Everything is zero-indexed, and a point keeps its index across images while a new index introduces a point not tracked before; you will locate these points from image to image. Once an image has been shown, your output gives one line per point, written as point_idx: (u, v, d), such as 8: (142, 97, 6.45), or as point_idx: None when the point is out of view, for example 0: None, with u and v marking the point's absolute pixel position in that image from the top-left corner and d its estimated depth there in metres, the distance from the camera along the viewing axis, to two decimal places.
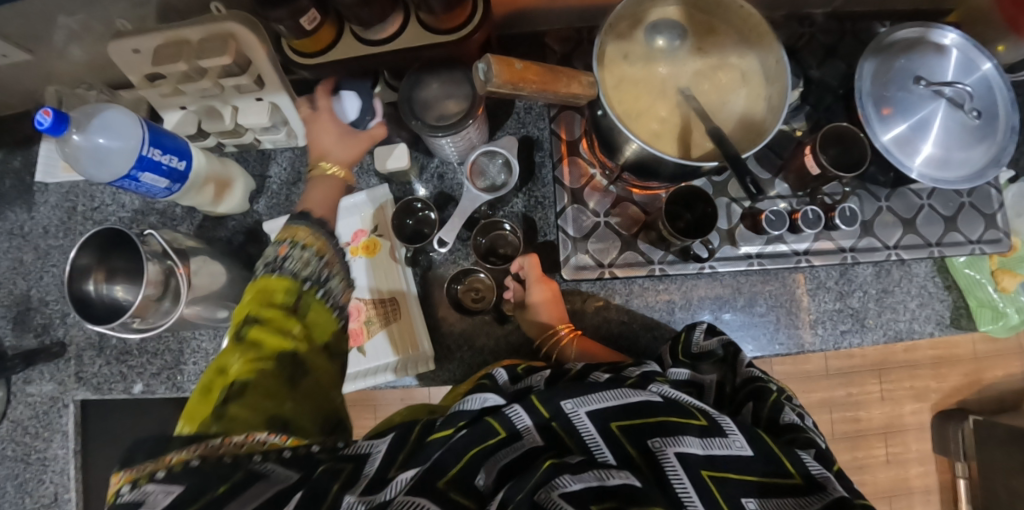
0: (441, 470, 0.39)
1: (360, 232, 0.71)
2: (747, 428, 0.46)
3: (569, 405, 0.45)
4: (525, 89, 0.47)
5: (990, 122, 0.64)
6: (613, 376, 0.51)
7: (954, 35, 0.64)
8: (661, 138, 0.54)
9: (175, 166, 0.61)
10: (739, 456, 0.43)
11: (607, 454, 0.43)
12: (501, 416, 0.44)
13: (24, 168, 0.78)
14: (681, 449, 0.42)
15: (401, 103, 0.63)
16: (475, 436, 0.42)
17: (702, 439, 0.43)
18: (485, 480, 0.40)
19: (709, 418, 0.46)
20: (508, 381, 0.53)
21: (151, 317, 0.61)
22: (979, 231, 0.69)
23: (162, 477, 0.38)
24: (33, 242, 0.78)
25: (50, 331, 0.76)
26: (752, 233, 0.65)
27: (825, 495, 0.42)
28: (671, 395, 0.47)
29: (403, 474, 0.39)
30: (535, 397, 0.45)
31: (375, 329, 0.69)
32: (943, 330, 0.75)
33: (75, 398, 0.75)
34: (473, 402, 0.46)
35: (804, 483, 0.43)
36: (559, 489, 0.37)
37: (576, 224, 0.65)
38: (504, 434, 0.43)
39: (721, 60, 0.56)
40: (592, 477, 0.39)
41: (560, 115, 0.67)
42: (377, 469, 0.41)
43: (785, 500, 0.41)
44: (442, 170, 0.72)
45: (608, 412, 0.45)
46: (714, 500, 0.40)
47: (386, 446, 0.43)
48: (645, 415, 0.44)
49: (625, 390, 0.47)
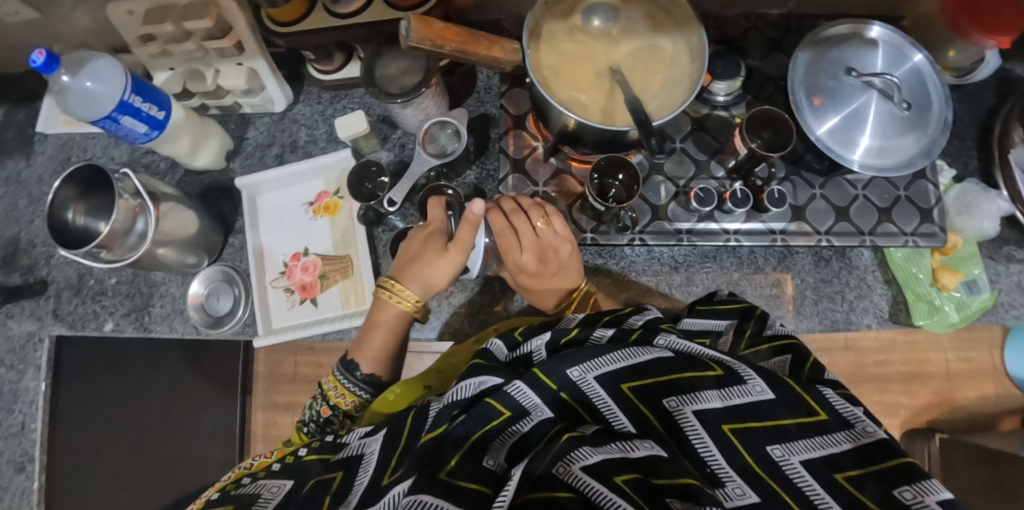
0: (440, 463, 0.39)
1: (323, 193, 0.78)
2: (767, 370, 0.43)
3: (576, 373, 0.44)
4: (445, 46, 0.56)
5: (922, 114, 0.67)
6: (616, 336, 0.48)
7: (881, 29, 0.68)
8: (590, 107, 0.58)
9: (154, 114, 0.67)
10: (761, 403, 0.42)
11: (623, 419, 0.43)
12: (502, 395, 0.43)
13: (27, 121, 0.85)
14: (698, 407, 0.42)
15: (362, 71, 0.68)
16: (476, 421, 0.41)
17: (720, 391, 0.42)
18: (493, 462, 0.41)
19: (726, 365, 0.44)
20: (507, 354, 0.50)
21: (117, 249, 0.67)
22: (913, 224, 0.71)
23: (218, 496, 0.47)
24: (28, 189, 0.84)
25: (35, 271, 0.82)
26: (684, 210, 0.69)
27: (855, 433, 0.40)
28: (681, 347, 0.46)
29: (400, 484, 0.40)
30: (539, 370, 0.44)
31: (330, 283, 0.75)
32: (882, 323, 0.76)
33: (51, 333, 0.81)
34: (469, 387, 0.44)
35: (833, 421, 0.41)
36: (579, 462, 0.38)
37: (517, 191, 0.68)
38: (508, 413, 0.42)
39: (652, 42, 0.60)
40: (614, 450, 0.39)
41: (510, 92, 0.71)
42: (371, 475, 0.43)
43: (812, 442, 0.40)
44: (404, 141, 0.77)
45: (617, 375, 0.43)
46: (736, 453, 0.40)
47: (379, 446, 0.45)
48: (655, 374, 0.44)
49: (631, 349, 0.45)
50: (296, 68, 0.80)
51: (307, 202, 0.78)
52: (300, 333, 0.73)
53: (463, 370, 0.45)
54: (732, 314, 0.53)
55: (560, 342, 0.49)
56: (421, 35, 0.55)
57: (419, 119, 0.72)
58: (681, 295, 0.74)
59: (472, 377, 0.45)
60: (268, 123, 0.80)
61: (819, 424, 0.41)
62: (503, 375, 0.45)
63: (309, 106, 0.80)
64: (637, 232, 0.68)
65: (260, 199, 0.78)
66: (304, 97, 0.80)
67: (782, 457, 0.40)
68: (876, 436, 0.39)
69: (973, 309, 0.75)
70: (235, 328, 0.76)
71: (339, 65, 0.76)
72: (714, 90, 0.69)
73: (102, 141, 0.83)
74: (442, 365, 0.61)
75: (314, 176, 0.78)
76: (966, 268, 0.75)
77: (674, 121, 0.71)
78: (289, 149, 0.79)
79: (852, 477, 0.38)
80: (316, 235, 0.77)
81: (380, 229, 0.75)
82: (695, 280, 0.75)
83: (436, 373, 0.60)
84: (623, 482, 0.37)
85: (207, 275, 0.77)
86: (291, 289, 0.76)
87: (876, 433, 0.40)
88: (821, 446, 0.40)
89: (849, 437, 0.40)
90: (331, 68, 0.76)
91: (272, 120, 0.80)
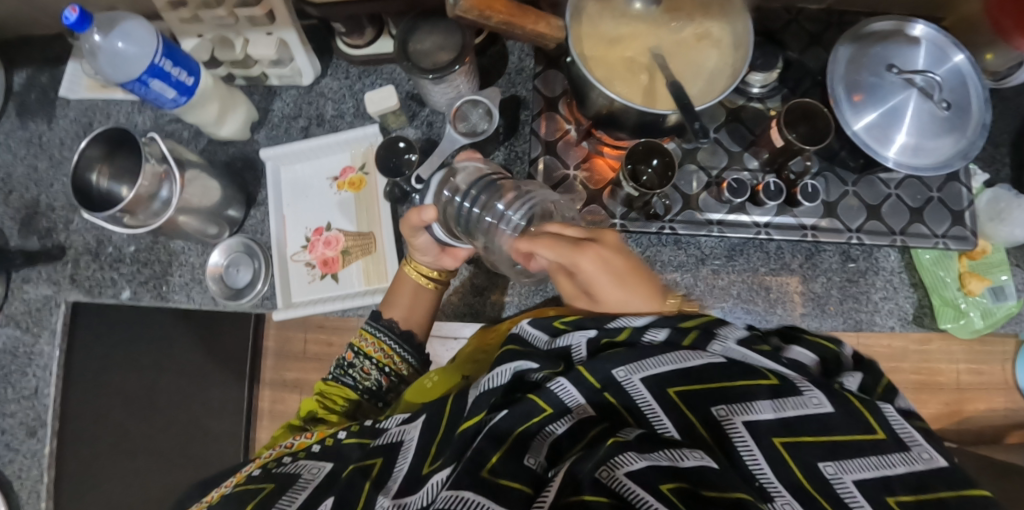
0: (482, 460, 0.40)
1: (348, 168, 0.77)
2: (824, 383, 0.43)
3: (622, 373, 0.44)
4: (492, 18, 0.55)
5: (961, 115, 0.66)
6: (668, 340, 0.46)
7: (925, 27, 0.67)
8: (629, 90, 0.57)
9: (183, 79, 0.66)
10: (816, 416, 0.41)
11: (666, 424, 0.43)
12: (546, 392, 0.44)
13: (50, 84, 0.84)
14: (750, 418, 0.41)
15: (396, 45, 0.67)
16: (518, 417, 0.42)
17: (773, 401, 0.42)
18: (534, 461, 0.41)
19: (781, 375, 0.43)
20: (548, 343, 0.50)
21: (141, 215, 0.66)
22: (945, 226, 0.70)
23: (260, 475, 0.49)
24: (49, 152, 0.84)
25: (53, 236, 0.82)
26: (716, 202, 0.68)
27: (910, 456, 0.38)
28: (736, 355, 0.45)
29: (440, 474, 0.42)
30: (582, 368, 0.44)
31: (351, 259, 0.74)
32: (904, 326, 0.75)
33: (67, 299, 0.81)
34: (504, 375, 0.46)
35: (889, 441, 0.39)
36: (622, 468, 0.38)
37: (547, 174, 0.68)
38: (550, 410, 0.43)
39: (697, 30, 0.59)
40: (661, 457, 0.39)
41: (544, 73, 0.70)
42: (411, 461, 0.45)
43: (866, 461, 0.39)
44: (432, 119, 0.76)
45: (664, 378, 0.44)
46: (786, 468, 0.39)
47: (418, 433, 0.47)
48: (704, 382, 0.43)
49: (684, 352, 0.45)
50: (324, 41, 0.79)
51: (332, 176, 0.77)
52: (319, 308, 0.72)
53: (500, 357, 0.48)
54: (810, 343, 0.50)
55: (603, 342, 0.48)
56: (469, 5, 0.54)
57: (449, 97, 0.71)
58: (705, 288, 0.74)
59: (508, 363, 0.47)
60: (294, 96, 0.79)
61: (875, 442, 0.39)
62: (540, 361, 0.47)
63: (336, 80, 0.79)
64: (667, 221, 0.67)
65: (283, 172, 0.78)
66: (332, 70, 0.79)
67: (833, 475, 0.39)
68: (932, 463, 0.38)
69: (997, 317, 0.74)
70: (253, 301, 0.76)
71: (368, 40, 0.75)
72: (750, 81, 0.69)
73: (126, 107, 0.83)
74: (477, 355, 0.65)
75: (340, 151, 0.78)
76: (994, 274, 0.74)
77: (709, 110, 0.70)
78: (315, 123, 0.79)
79: (905, 503, 0.37)
80: (338, 210, 0.76)
81: (405, 207, 0.74)
82: (719, 274, 0.74)
83: (472, 363, 0.64)
84: (669, 490, 0.37)
85: (227, 246, 0.77)
86: (312, 264, 0.75)
87: (933, 460, 0.38)
88: (876, 467, 0.39)
89: (904, 459, 0.39)
90: (361, 43, 0.75)
91: (299, 93, 0.79)
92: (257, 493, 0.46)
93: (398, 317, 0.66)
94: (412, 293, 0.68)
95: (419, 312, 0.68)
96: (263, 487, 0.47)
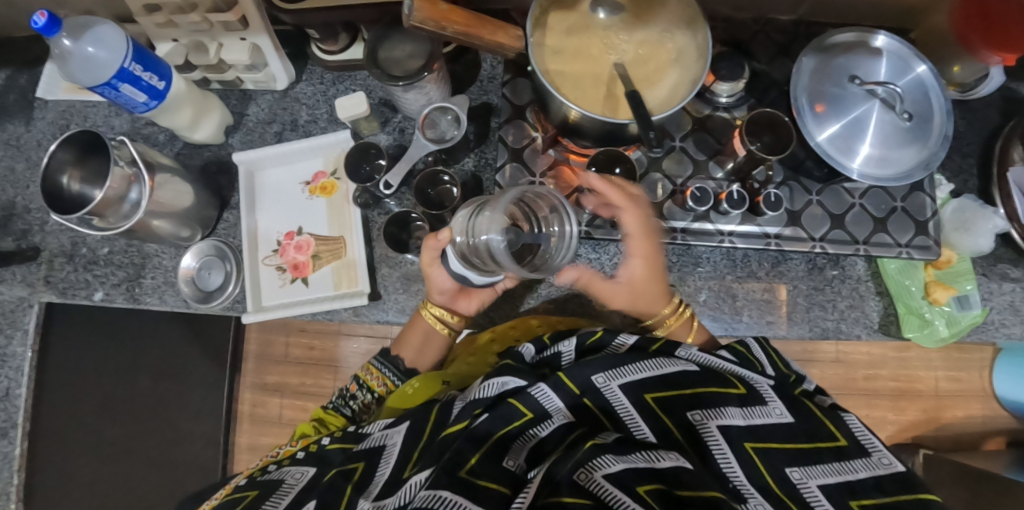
0: (461, 461, 0.44)
1: (321, 173, 0.78)
2: (788, 396, 0.51)
3: (601, 379, 0.51)
4: (448, 27, 0.56)
5: (923, 126, 0.67)
6: (636, 345, 0.56)
7: (889, 39, 0.68)
8: (591, 98, 0.58)
9: (154, 84, 0.67)
10: (780, 423, 0.49)
11: (643, 428, 0.50)
12: (528, 398, 0.49)
13: (29, 85, 0.85)
14: (722, 422, 0.48)
15: (366, 53, 0.68)
16: (497, 421, 0.47)
17: (742, 410, 0.50)
18: (513, 463, 0.46)
19: (748, 385, 0.51)
20: (534, 356, 0.56)
21: (111, 217, 0.67)
22: (909, 235, 0.71)
23: (243, 481, 0.53)
24: (26, 153, 0.84)
25: (28, 237, 0.82)
26: (680, 209, 0.69)
27: (872, 462, 0.47)
28: (701, 359, 0.54)
29: (418, 476, 0.46)
30: (562, 375, 0.51)
31: (322, 263, 0.75)
32: (871, 334, 0.75)
33: (41, 300, 0.81)
34: (492, 387, 0.50)
35: (851, 447, 0.49)
36: (600, 470, 0.43)
37: (513, 181, 0.68)
38: (530, 414, 0.49)
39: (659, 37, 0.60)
40: (639, 459, 0.45)
41: (513, 81, 0.71)
42: (392, 467, 0.50)
43: (829, 467, 0.47)
44: (404, 125, 0.77)
45: (642, 385, 0.51)
46: (757, 471, 0.47)
47: (402, 438, 0.52)
48: (680, 388, 0.51)
49: (660, 360, 0.53)
50: (299, 47, 0.80)
51: (304, 181, 0.78)
52: (291, 312, 0.72)
53: (494, 369, 0.52)
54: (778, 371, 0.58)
55: (586, 344, 0.57)
56: (425, 16, 0.55)
57: (420, 104, 0.72)
58: None
59: (496, 377, 0.51)
60: (269, 101, 0.80)
61: (838, 449, 0.48)
62: (526, 378, 0.52)
63: (311, 85, 0.80)
64: None
65: (258, 175, 0.78)
66: (307, 76, 0.80)
67: (800, 480, 0.47)
68: (891, 467, 0.47)
69: (963, 326, 0.75)
70: (224, 305, 0.76)
71: (343, 47, 0.76)
72: (717, 91, 0.69)
73: (103, 109, 0.83)
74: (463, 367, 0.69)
75: (312, 156, 0.78)
76: (959, 283, 0.75)
77: (675, 119, 0.71)
78: (289, 128, 0.79)
79: (866, 505, 0.45)
80: (311, 215, 0.77)
81: (376, 212, 0.75)
82: (686, 281, 0.75)
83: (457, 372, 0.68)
84: (645, 492, 0.42)
85: (199, 250, 0.77)
86: (283, 268, 0.75)
87: (892, 464, 0.47)
88: (838, 472, 0.47)
89: (866, 464, 0.47)
90: (336, 49, 0.76)
91: (274, 98, 0.80)
92: (240, 500, 0.49)
93: (405, 357, 0.70)
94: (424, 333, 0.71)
95: (429, 353, 0.72)
96: (247, 494, 0.50)
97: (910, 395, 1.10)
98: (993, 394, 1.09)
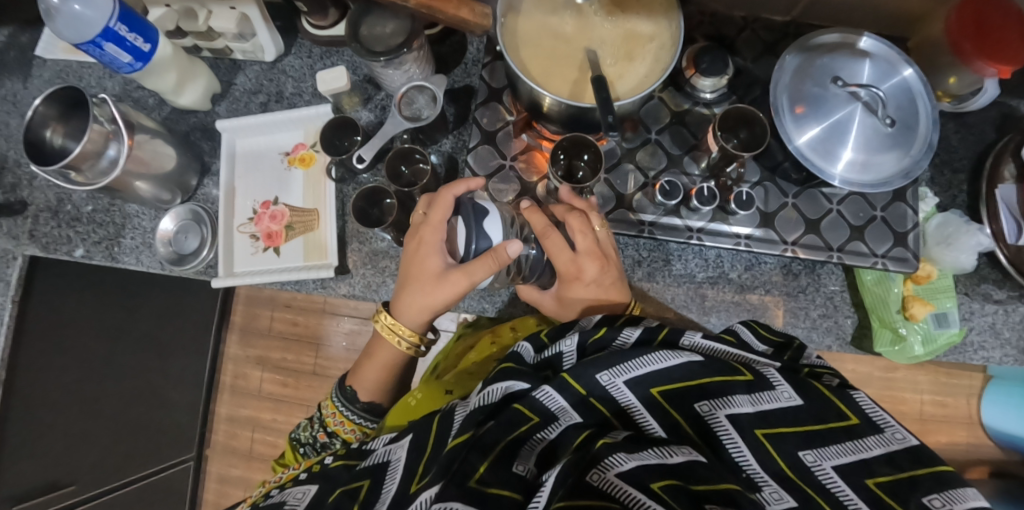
0: (469, 471, 0.44)
1: (300, 145, 0.78)
2: (796, 380, 0.49)
3: (605, 377, 0.49)
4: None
5: (907, 133, 0.66)
6: (641, 338, 0.53)
7: (877, 42, 0.67)
8: (559, 82, 0.58)
9: (139, 45, 0.68)
10: (789, 408, 0.47)
11: (653, 424, 0.48)
12: (532, 402, 0.49)
13: (29, 44, 0.87)
14: (731, 412, 0.47)
15: (347, 26, 0.68)
16: (504, 429, 0.47)
17: (750, 396, 0.48)
18: (523, 468, 0.46)
19: (755, 371, 0.49)
20: (533, 357, 0.55)
21: (87, 172, 0.68)
22: (885, 246, 0.69)
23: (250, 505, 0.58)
24: (21, 109, 0.86)
25: (16, 191, 0.82)
26: (649, 203, 0.68)
27: (885, 438, 0.45)
28: (704, 348, 0.52)
29: (428, 491, 0.45)
30: (567, 375, 0.50)
31: (294, 234, 0.75)
32: (841, 346, 0.74)
33: (24, 253, 0.79)
34: (497, 391, 0.50)
35: (863, 425, 0.47)
36: (614, 469, 0.43)
37: (484, 163, 0.68)
38: (537, 419, 0.48)
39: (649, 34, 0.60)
40: (652, 456, 0.44)
41: (491, 64, 0.71)
42: (399, 482, 0.50)
43: (843, 447, 0.45)
44: (386, 103, 0.77)
45: (648, 380, 0.49)
46: (771, 459, 0.45)
47: (405, 454, 0.52)
48: (687, 380, 0.49)
49: (664, 353, 0.50)
50: (289, 20, 0.81)
51: (285, 151, 0.79)
52: (258, 278, 0.73)
53: (493, 375, 0.52)
54: (770, 343, 0.56)
55: (587, 342, 0.54)
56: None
57: (401, 81, 0.72)
58: (640, 290, 0.73)
59: (499, 382, 0.51)
60: (257, 72, 0.81)
61: (851, 428, 0.47)
62: (529, 381, 0.51)
63: (300, 59, 0.80)
64: None
65: (239, 143, 0.79)
66: (296, 49, 0.81)
67: (814, 462, 0.45)
68: (905, 442, 0.45)
69: (939, 344, 0.73)
70: (197, 269, 0.77)
71: (332, 22, 0.76)
72: (699, 86, 0.68)
73: (97, 71, 0.85)
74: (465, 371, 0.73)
75: (293, 128, 0.79)
76: (939, 300, 0.73)
77: (653, 112, 0.70)
78: (274, 99, 0.80)
79: (882, 483, 0.43)
80: (287, 186, 0.78)
81: (350, 187, 0.76)
82: (655, 278, 0.74)
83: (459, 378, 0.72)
84: (660, 488, 0.41)
85: (177, 213, 0.78)
86: (257, 236, 0.76)
87: (906, 439, 0.45)
88: (852, 451, 0.45)
89: (880, 441, 0.45)
90: (325, 24, 0.76)
91: (262, 69, 0.81)
92: None
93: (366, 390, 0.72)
94: (385, 370, 0.72)
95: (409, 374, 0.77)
96: None
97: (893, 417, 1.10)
98: (980, 421, 1.09)
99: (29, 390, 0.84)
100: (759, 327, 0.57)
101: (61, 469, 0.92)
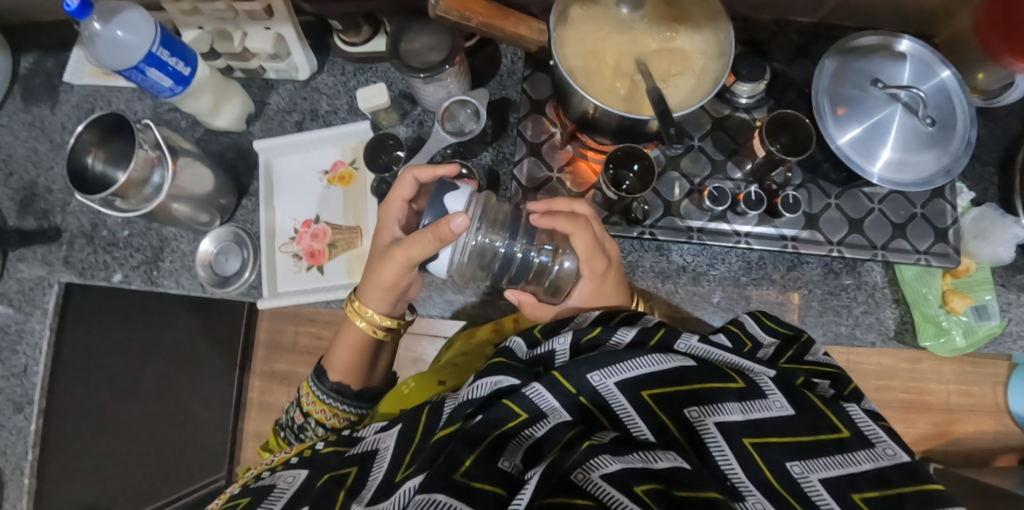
0: (454, 464, 0.42)
1: (339, 162, 0.79)
2: (788, 387, 0.47)
3: (596, 378, 0.46)
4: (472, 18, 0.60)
5: (945, 132, 0.66)
6: (636, 338, 0.50)
7: (912, 43, 0.68)
8: (612, 96, 0.58)
9: (179, 70, 0.68)
10: (780, 417, 0.45)
11: (641, 426, 0.45)
12: (523, 398, 0.46)
13: (55, 69, 0.86)
14: (720, 419, 0.45)
15: (388, 43, 0.68)
16: (492, 423, 0.44)
17: (742, 404, 0.45)
18: (508, 463, 0.43)
19: (748, 378, 0.47)
20: (525, 352, 0.52)
21: (132, 199, 0.68)
22: (928, 242, 0.70)
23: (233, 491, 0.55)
24: (50, 135, 0.85)
25: (50, 217, 0.82)
26: (696, 209, 0.69)
27: (875, 453, 0.44)
28: (701, 351, 0.49)
29: (412, 480, 0.44)
30: (558, 373, 0.47)
31: (337, 252, 0.75)
32: (886, 342, 0.74)
33: (60, 280, 0.80)
34: (484, 387, 0.47)
35: (854, 439, 0.45)
36: (598, 471, 0.40)
37: (530, 175, 0.69)
38: (525, 415, 0.45)
39: (702, 42, 0.60)
40: (638, 459, 0.41)
41: (532, 76, 0.72)
42: (385, 471, 0.48)
43: (832, 459, 0.43)
44: (423, 118, 0.77)
45: (639, 381, 0.46)
46: (756, 467, 0.43)
47: (393, 443, 0.50)
48: (678, 382, 0.46)
49: (657, 356, 0.47)
50: (320, 37, 0.81)
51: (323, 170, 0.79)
52: (303, 298, 0.73)
53: (483, 368, 0.49)
54: (775, 333, 0.55)
55: (582, 341, 0.51)
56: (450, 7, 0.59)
57: (439, 96, 0.72)
58: (685, 294, 0.74)
59: (488, 375, 0.48)
60: (290, 90, 0.81)
61: (841, 440, 0.44)
62: (521, 376, 0.48)
63: (332, 76, 0.80)
64: (647, 226, 0.68)
65: (276, 162, 0.79)
66: (328, 67, 0.80)
67: (800, 474, 0.43)
68: (895, 458, 0.43)
69: (978, 336, 0.74)
70: (241, 290, 0.77)
71: (364, 38, 0.77)
72: (736, 92, 0.69)
73: (126, 94, 0.85)
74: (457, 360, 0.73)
75: (331, 145, 0.79)
76: (976, 293, 0.75)
77: (693, 118, 0.71)
78: (309, 117, 0.80)
79: (869, 499, 0.42)
80: (328, 203, 0.78)
81: None
82: (700, 282, 0.74)
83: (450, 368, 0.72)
84: (644, 492, 0.39)
85: (218, 235, 0.78)
86: (300, 255, 0.76)
87: (896, 455, 0.43)
88: (841, 464, 0.43)
89: (870, 455, 0.44)
90: (358, 40, 0.77)
91: (295, 87, 0.81)
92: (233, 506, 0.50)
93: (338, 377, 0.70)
94: (354, 351, 0.71)
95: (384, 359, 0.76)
96: (240, 500, 0.51)
97: (919, 409, 1.10)
98: (1007, 409, 1.10)
99: (67, 417, 0.83)
100: (766, 318, 0.56)
101: (99, 495, 0.91)
